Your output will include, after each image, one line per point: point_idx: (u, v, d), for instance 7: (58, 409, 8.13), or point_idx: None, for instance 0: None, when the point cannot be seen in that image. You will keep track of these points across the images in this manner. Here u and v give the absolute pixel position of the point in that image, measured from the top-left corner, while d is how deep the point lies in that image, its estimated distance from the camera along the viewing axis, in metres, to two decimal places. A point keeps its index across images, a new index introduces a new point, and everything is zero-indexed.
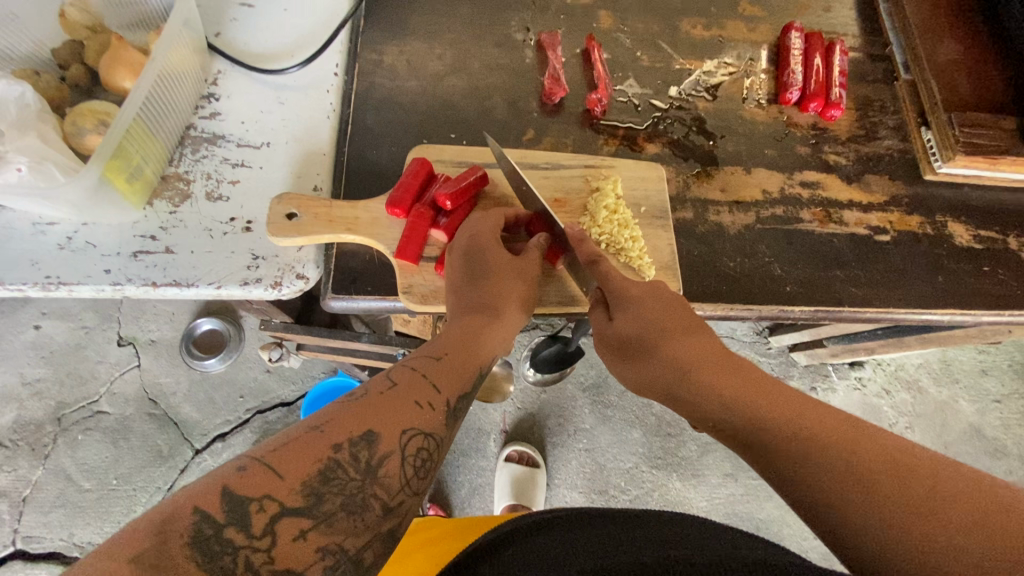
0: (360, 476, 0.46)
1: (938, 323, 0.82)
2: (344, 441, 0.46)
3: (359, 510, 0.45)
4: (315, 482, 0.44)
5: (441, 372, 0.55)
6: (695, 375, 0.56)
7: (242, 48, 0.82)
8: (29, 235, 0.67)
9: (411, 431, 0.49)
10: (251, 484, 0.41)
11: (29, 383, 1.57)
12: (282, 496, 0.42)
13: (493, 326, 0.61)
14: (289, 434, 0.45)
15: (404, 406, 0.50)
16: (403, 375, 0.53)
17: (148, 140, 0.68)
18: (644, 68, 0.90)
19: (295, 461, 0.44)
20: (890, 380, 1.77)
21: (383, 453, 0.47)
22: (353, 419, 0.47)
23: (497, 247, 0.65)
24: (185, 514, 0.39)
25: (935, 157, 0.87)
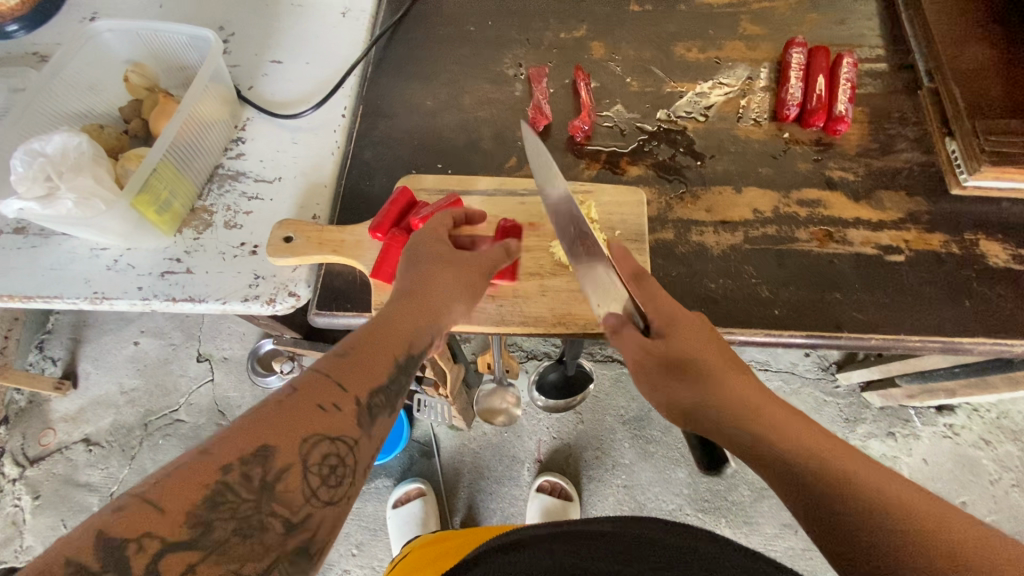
0: (254, 495, 0.44)
1: (969, 354, 0.72)
2: (234, 461, 0.44)
3: (254, 534, 0.44)
4: (201, 508, 0.42)
5: (350, 374, 0.54)
6: (723, 393, 0.58)
7: (267, 97, 0.95)
8: (87, 258, 0.82)
9: (313, 440, 0.48)
10: (127, 525, 0.39)
11: (126, 392, 1.80)
12: (164, 531, 0.40)
13: (421, 329, 0.62)
14: (174, 464, 0.44)
15: (307, 414, 0.49)
16: (317, 381, 0.52)
17: (175, 178, 0.81)
18: (634, 94, 0.91)
19: (180, 492, 0.42)
20: (989, 429, 1.51)
21: (280, 468, 0.46)
22: (246, 436, 0.46)
23: (439, 258, 0.67)
24: (57, 567, 0.38)
25: (961, 171, 0.79)
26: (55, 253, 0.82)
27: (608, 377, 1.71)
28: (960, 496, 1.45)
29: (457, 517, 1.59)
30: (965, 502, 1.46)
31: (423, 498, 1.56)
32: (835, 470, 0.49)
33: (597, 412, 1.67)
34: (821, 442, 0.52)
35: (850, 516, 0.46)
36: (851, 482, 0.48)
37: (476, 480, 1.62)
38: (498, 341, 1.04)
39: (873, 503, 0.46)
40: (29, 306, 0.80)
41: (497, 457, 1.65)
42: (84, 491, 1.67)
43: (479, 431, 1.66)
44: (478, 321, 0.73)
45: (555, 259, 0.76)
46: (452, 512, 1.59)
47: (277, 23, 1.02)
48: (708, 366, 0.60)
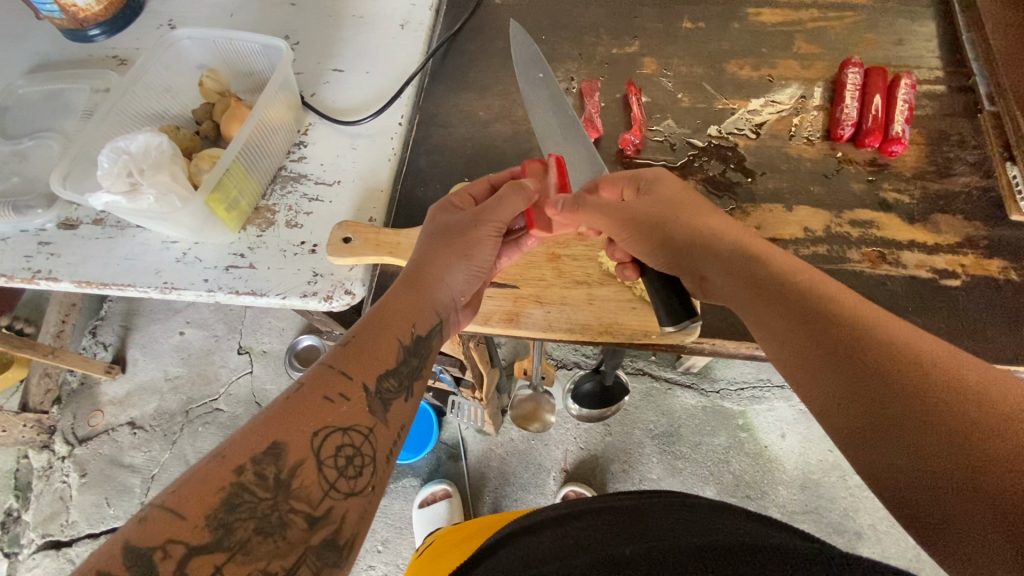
0: (271, 494, 0.47)
1: None
2: (246, 462, 0.47)
3: (276, 532, 0.46)
4: (219, 513, 0.45)
5: (355, 362, 0.56)
6: (757, 266, 0.57)
7: (330, 104, 0.99)
8: (159, 250, 0.87)
9: (324, 433, 0.50)
10: (151, 533, 0.42)
11: (170, 379, 1.88)
12: (188, 537, 0.43)
13: (428, 311, 0.63)
14: (192, 471, 0.46)
15: (316, 410, 0.51)
16: (327, 375, 0.54)
17: (244, 178, 0.85)
18: (684, 109, 0.92)
19: (197, 499, 0.44)
20: None
21: (293, 465, 0.48)
22: (257, 436, 0.48)
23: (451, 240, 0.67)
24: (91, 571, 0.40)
25: (1022, 196, 0.77)
26: (129, 244, 0.88)
27: (639, 391, 1.69)
28: None
29: None
30: None
31: (449, 500, 1.58)
32: (847, 335, 0.47)
33: (627, 424, 1.66)
34: (846, 303, 0.50)
35: (864, 371, 0.45)
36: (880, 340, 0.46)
37: (502, 485, 1.63)
38: (536, 348, 1.06)
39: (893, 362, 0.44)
40: (104, 292, 0.86)
41: (523, 464, 1.66)
42: (127, 472, 1.74)
43: (507, 437, 1.68)
44: (525, 327, 0.75)
45: (603, 269, 0.78)
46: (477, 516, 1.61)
47: (340, 33, 1.07)
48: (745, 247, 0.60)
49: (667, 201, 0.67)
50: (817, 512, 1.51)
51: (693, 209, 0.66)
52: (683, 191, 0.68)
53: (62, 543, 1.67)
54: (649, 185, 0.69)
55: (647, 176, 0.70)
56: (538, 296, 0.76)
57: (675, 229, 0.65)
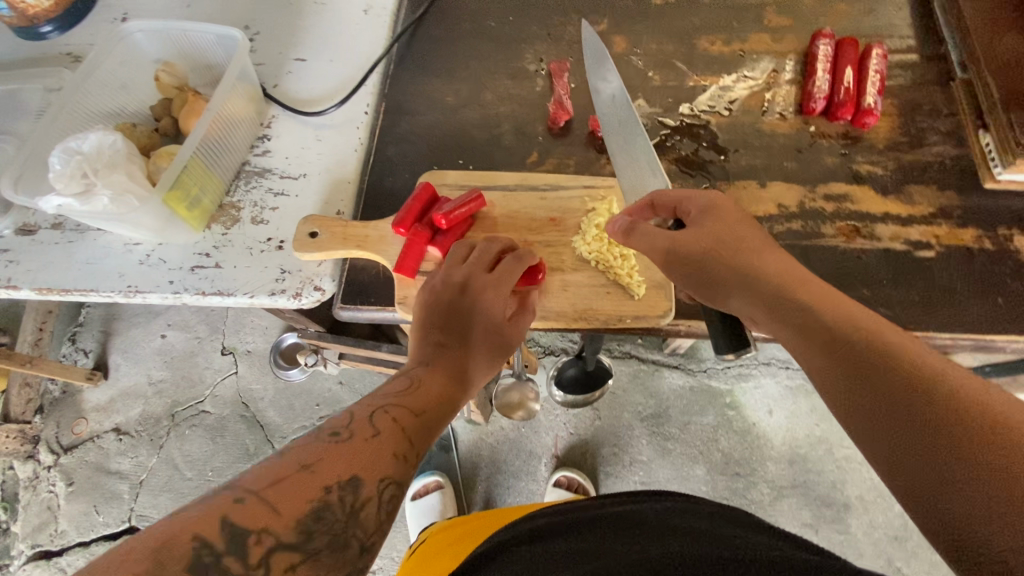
0: (345, 518, 0.43)
1: (1002, 353, 0.70)
2: (333, 483, 0.44)
3: (341, 549, 0.43)
4: (307, 519, 0.42)
5: (417, 431, 0.52)
6: (784, 291, 0.57)
7: (293, 95, 0.96)
8: (121, 253, 0.84)
9: (387, 480, 0.47)
10: (252, 516, 0.40)
11: (153, 382, 1.85)
12: (278, 530, 0.41)
13: (464, 391, 0.61)
14: (280, 470, 0.44)
15: (381, 460, 0.48)
16: (387, 423, 0.51)
17: (205, 174, 0.83)
18: (656, 88, 0.90)
19: (296, 496, 0.42)
20: None
21: (366, 497, 0.45)
22: (340, 462, 0.46)
23: (489, 301, 0.66)
24: (187, 540, 0.38)
25: (995, 163, 0.77)
26: (91, 248, 0.85)
27: (626, 373, 1.69)
28: None
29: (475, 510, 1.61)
30: None
31: (441, 491, 1.58)
32: (861, 347, 0.49)
33: (615, 408, 1.67)
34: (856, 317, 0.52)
35: (879, 382, 0.46)
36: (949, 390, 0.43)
37: (493, 474, 1.63)
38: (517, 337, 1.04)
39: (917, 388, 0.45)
40: (67, 298, 0.83)
41: (514, 452, 1.66)
42: (114, 479, 1.72)
43: (497, 426, 1.67)
44: None
45: (577, 254, 0.76)
46: (470, 505, 1.61)
47: (301, 21, 1.03)
48: (796, 283, 0.58)
49: (712, 238, 0.63)
50: (804, 486, 1.53)
51: (740, 241, 0.63)
52: (738, 224, 0.64)
53: (52, 553, 1.65)
54: (696, 217, 0.66)
55: (694, 205, 0.67)
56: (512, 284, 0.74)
57: (717, 266, 0.62)
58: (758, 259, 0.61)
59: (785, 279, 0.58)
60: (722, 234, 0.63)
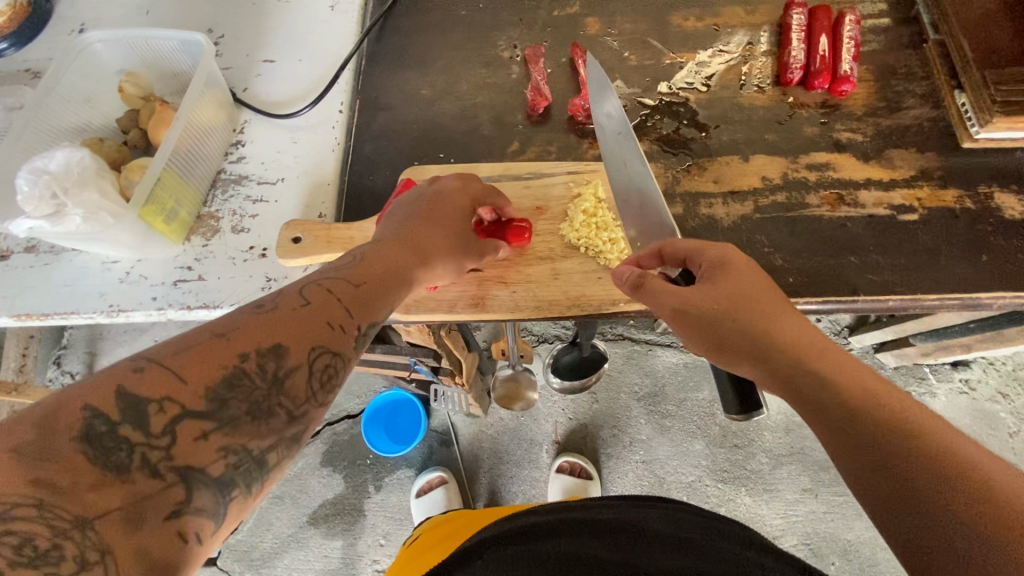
0: (267, 386, 0.45)
1: (989, 309, 0.72)
2: (252, 351, 0.45)
3: (264, 416, 0.44)
4: (219, 387, 0.43)
5: (356, 300, 0.54)
6: (787, 351, 0.53)
7: (264, 98, 0.94)
8: (99, 272, 0.82)
9: (321, 348, 0.49)
10: (150, 385, 0.41)
11: None
12: (186, 401, 0.41)
13: (418, 273, 0.62)
14: (190, 339, 0.44)
15: (315, 325, 0.49)
16: (318, 293, 0.52)
17: (179, 186, 0.81)
18: (632, 68, 0.89)
19: (201, 367, 0.43)
20: (1005, 382, 1.54)
21: (292, 365, 0.47)
22: (263, 330, 0.47)
23: (455, 197, 0.69)
24: (76, 411, 0.38)
25: (972, 122, 0.77)
26: (67, 269, 0.83)
27: (621, 355, 1.70)
28: None
29: (481, 502, 1.62)
30: None
31: (446, 486, 1.58)
32: (871, 416, 0.45)
33: (611, 389, 1.67)
34: (866, 379, 0.48)
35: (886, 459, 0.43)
36: (973, 470, 0.40)
37: (496, 465, 1.64)
38: (510, 328, 1.04)
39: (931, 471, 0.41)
40: (47, 323, 0.81)
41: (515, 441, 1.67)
42: None
43: (497, 418, 1.67)
44: (492, 310, 0.72)
45: (566, 241, 0.75)
46: (475, 498, 1.62)
47: (266, 21, 1.00)
48: (812, 348, 0.52)
49: (727, 292, 0.57)
50: (803, 453, 1.55)
51: (754, 294, 0.57)
52: (751, 281, 0.58)
53: None
54: (707, 273, 0.60)
55: (705, 258, 0.61)
56: (503, 277, 0.74)
57: (728, 325, 0.56)
58: (776, 319, 0.55)
59: (803, 343, 0.53)
60: (734, 290, 0.57)
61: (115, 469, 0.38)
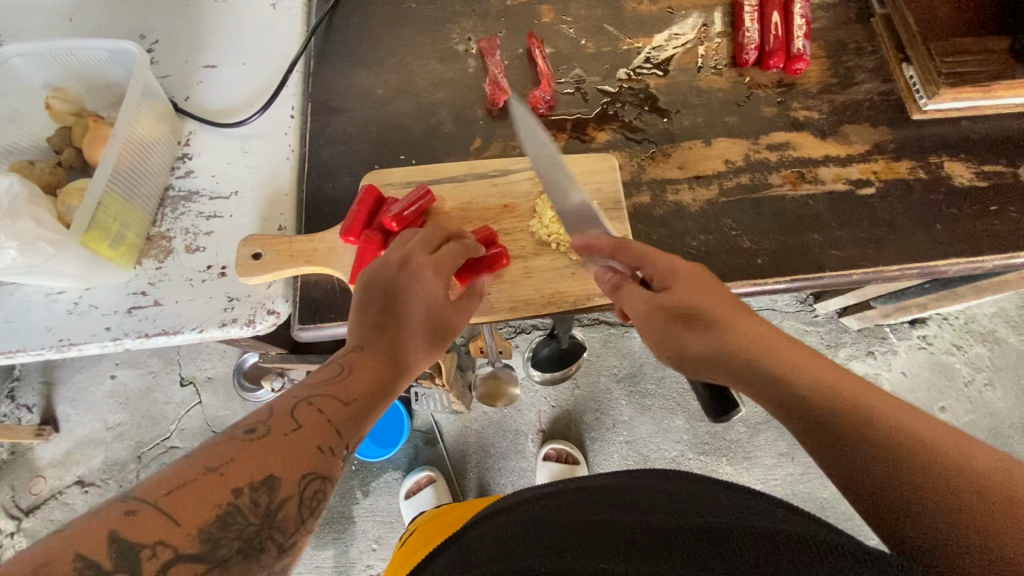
0: (259, 520, 0.44)
1: (945, 276, 0.74)
2: (244, 485, 0.44)
3: (255, 553, 0.43)
4: (212, 527, 0.42)
5: (345, 417, 0.52)
6: (748, 357, 0.52)
7: (209, 107, 0.89)
8: (44, 305, 0.77)
9: (312, 475, 0.47)
10: (142, 530, 0.39)
11: (111, 428, 1.74)
12: (178, 541, 0.40)
13: (406, 363, 0.60)
14: (185, 472, 0.43)
15: (306, 450, 0.48)
16: (310, 414, 0.51)
17: (124, 208, 0.76)
18: (590, 56, 0.88)
19: (194, 504, 0.41)
20: (959, 335, 1.63)
21: (283, 498, 0.45)
22: (255, 461, 0.45)
23: (427, 281, 0.65)
24: (68, 560, 0.37)
25: (920, 95, 0.79)
26: (7, 304, 0.77)
27: (598, 340, 1.72)
28: (938, 402, 1.58)
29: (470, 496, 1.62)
30: (943, 406, 1.59)
31: (433, 486, 1.57)
32: (841, 410, 0.45)
33: (591, 374, 1.69)
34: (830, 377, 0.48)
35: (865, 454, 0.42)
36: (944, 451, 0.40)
37: (484, 458, 1.64)
38: (487, 327, 1.04)
39: (911, 460, 0.40)
40: None
41: (500, 433, 1.67)
42: None
43: (479, 412, 1.67)
44: (468, 314, 0.71)
45: (537, 239, 0.74)
46: (464, 493, 1.62)
47: (203, 24, 0.94)
48: (775, 353, 0.52)
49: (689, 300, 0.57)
50: None
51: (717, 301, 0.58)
52: (707, 292, 0.58)
53: None
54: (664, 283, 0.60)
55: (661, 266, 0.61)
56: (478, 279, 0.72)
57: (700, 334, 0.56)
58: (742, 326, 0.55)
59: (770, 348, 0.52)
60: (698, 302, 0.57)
61: None
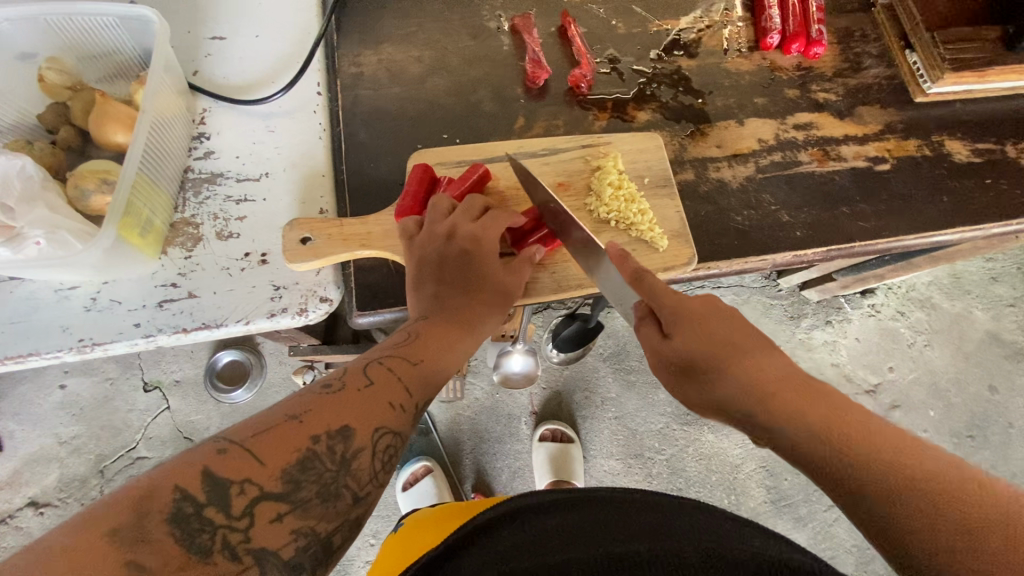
0: (335, 468, 0.47)
1: (949, 243, 0.83)
2: (322, 434, 0.48)
3: (332, 499, 0.47)
4: (293, 470, 0.45)
5: (414, 376, 0.57)
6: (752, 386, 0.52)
7: (223, 82, 0.82)
8: (55, 302, 0.69)
9: (382, 429, 0.51)
10: (233, 468, 0.43)
11: (66, 442, 1.46)
12: (262, 482, 0.44)
13: (469, 334, 0.64)
14: (268, 422, 0.47)
15: (378, 407, 0.52)
16: (380, 373, 0.55)
17: (151, 191, 0.69)
18: (621, 36, 0.89)
19: (276, 449, 0.45)
20: (902, 302, 1.68)
21: (358, 447, 0.49)
22: (332, 411, 0.49)
23: (487, 253, 0.67)
24: (169, 492, 0.41)
25: (924, 79, 0.87)
26: (9, 302, 0.68)
27: None
28: (887, 363, 1.63)
29: (468, 483, 1.56)
30: (891, 367, 1.64)
31: (432, 474, 1.53)
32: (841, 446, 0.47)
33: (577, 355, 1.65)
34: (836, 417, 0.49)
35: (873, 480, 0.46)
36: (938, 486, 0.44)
37: (476, 444, 1.59)
38: (527, 311, 1.00)
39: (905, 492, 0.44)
40: None
41: (493, 418, 1.61)
42: None
43: (471, 398, 1.61)
44: (536, 293, 0.72)
45: (596, 216, 0.75)
46: (462, 480, 1.56)
47: None
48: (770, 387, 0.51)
49: (698, 352, 0.54)
50: None
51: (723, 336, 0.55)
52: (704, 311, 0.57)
53: None
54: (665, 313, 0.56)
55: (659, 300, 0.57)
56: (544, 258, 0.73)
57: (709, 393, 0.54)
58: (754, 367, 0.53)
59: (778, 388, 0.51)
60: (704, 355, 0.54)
61: (200, 551, 0.41)
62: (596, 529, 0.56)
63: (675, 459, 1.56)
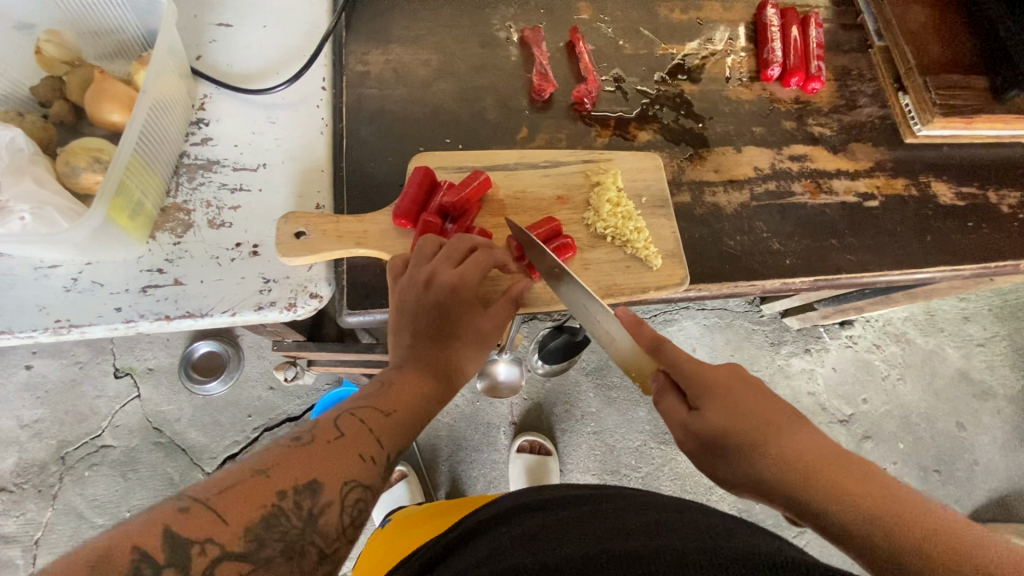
0: (301, 524, 0.44)
1: (929, 281, 0.85)
2: (290, 489, 0.44)
3: (297, 556, 0.44)
4: (258, 527, 0.42)
5: (386, 425, 0.53)
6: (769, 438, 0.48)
7: (226, 69, 0.81)
8: (33, 280, 0.67)
9: (354, 483, 0.48)
10: (195, 526, 0.40)
11: (27, 425, 1.41)
12: (224, 539, 0.41)
13: (447, 386, 0.60)
14: (235, 475, 0.44)
15: (347, 460, 0.48)
16: (352, 424, 0.51)
17: (145, 173, 0.68)
18: (628, 57, 0.91)
19: (241, 505, 0.42)
20: (879, 335, 1.72)
21: (326, 501, 0.46)
22: (300, 464, 0.46)
23: (467, 299, 0.64)
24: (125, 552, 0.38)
25: (914, 121, 0.90)
26: None
27: None
28: (861, 395, 1.65)
29: (442, 491, 1.54)
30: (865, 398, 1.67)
31: (406, 480, 1.51)
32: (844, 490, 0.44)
33: None
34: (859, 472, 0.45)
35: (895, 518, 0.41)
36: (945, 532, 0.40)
37: (453, 452, 1.57)
38: (517, 319, 1.00)
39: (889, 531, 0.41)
40: None
41: (471, 426, 1.59)
42: None
43: (451, 405, 1.59)
44: (531, 304, 0.72)
45: (593, 232, 0.76)
46: (436, 487, 1.54)
47: None
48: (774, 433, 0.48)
49: (716, 421, 0.51)
50: None
51: (764, 412, 0.50)
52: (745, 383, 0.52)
53: None
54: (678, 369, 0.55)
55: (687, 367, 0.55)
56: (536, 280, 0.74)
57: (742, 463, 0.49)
58: (773, 431, 0.48)
59: (817, 464, 0.46)
60: (734, 427, 0.50)
61: None
62: (584, 523, 0.53)
63: (649, 478, 1.56)
